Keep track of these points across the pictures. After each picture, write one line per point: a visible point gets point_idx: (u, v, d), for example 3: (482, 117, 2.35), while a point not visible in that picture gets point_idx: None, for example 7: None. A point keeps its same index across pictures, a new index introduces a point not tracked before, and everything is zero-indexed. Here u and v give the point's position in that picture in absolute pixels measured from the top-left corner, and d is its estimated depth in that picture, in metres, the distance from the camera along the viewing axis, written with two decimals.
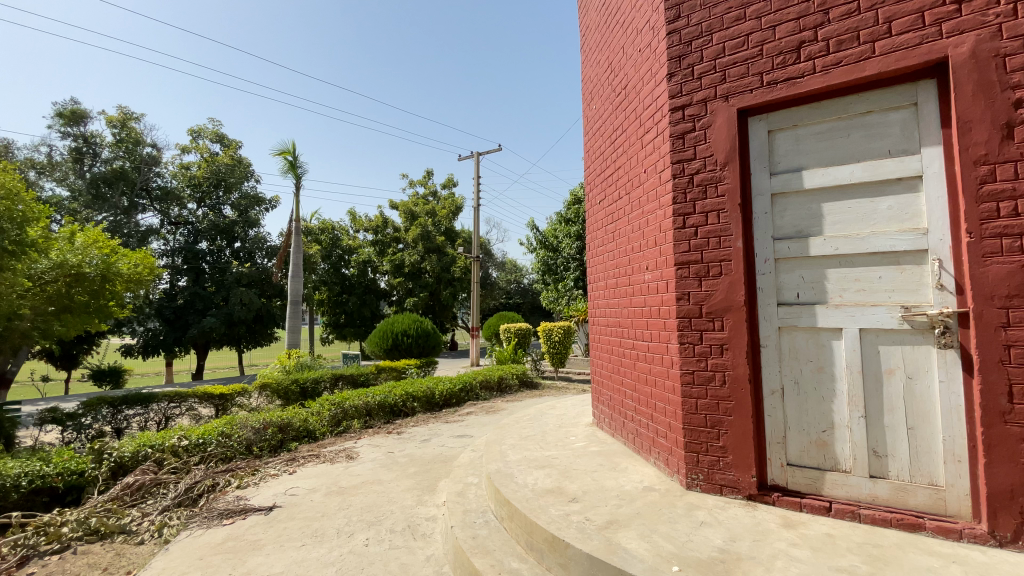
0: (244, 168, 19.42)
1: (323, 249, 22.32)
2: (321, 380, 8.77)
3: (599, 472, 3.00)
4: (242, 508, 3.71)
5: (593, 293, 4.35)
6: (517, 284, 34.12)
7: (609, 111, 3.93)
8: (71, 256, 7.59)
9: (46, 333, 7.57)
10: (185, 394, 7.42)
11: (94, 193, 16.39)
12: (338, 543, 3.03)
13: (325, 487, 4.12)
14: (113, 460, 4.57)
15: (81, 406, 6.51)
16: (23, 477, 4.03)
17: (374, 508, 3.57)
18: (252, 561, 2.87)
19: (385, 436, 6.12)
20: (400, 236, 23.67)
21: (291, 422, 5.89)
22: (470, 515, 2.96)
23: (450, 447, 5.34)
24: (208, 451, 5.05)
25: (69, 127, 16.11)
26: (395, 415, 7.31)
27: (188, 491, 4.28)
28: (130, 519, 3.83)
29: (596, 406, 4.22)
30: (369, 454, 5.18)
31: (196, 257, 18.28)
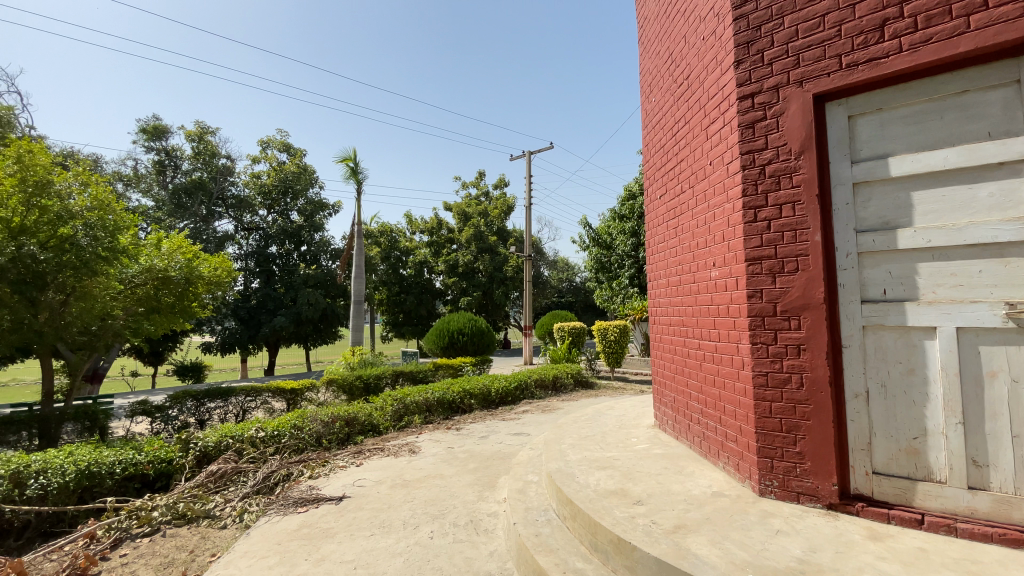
0: (309, 175, 20.52)
1: (382, 251, 23.20)
2: (383, 377, 9.12)
3: (664, 475, 2.92)
4: (314, 498, 3.91)
5: (654, 291, 4.25)
6: (569, 283, 34.01)
7: (670, 103, 3.82)
8: (158, 261, 8.23)
9: (137, 331, 8.35)
10: (260, 388, 7.95)
11: (176, 203, 17.76)
12: (405, 534, 3.13)
13: (390, 479, 4.27)
14: (198, 450, 4.94)
15: (169, 399, 7.07)
16: (118, 465, 4.43)
17: (437, 502, 3.67)
18: (325, 548, 3.02)
19: (445, 431, 6.27)
20: (454, 237, 24.18)
21: (357, 416, 6.16)
22: (532, 513, 2.98)
23: (508, 444, 5.39)
24: (282, 442, 5.35)
25: (152, 141, 17.58)
26: (453, 411, 7.48)
27: (265, 480, 4.56)
28: (214, 504, 4.12)
29: (659, 407, 4.11)
30: (431, 449, 5.32)
31: (268, 261, 19.72)
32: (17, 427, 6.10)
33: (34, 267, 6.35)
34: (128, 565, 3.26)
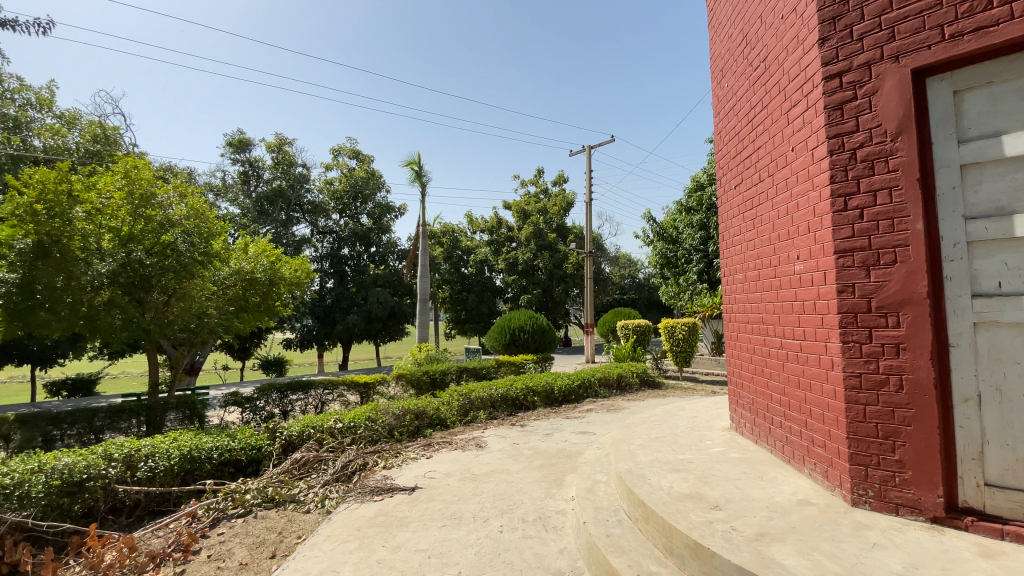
0: (376, 180, 21.51)
1: (445, 250, 23.88)
2: (448, 373, 9.38)
3: (743, 480, 2.79)
4: (389, 487, 4.09)
5: (729, 287, 4.06)
6: (631, 280, 33.35)
7: (745, 88, 3.63)
8: (245, 264, 8.95)
9: (229, 328, 9.13)
10: (336, 382, 8.47)
11: (259, 210, 19.11)
12: (475, 527, 3.20)
13: (459, 472, 4.38)
14: (284, 438, 5.31)
15: (257, 391, 7.66)
16: (215, 451, 4.88)
17: (506, 496, 3.72)
18: (401, 536, 3.15)
19: (510, 427, 6.34)
20: (514, 235, 24.38)
21: (425, 410, 6.38)
22: (602, 512, 2.94)
23: (573, 442, 5.37)
24: (358, 433, 5.65)
25: (237, 154, 19.08)
26: (517, 408, 7.56)
27: (343, 468, 4.83)
28: (298, 490, 4.42)
29: (735, 409, 3.93)
30: (497, 444, 5.41)
31: (341, 262, 20.84)
32: (128, 415, 6.84)
33: (140, 271, 7.11)
34: (226, 543, 3.57)
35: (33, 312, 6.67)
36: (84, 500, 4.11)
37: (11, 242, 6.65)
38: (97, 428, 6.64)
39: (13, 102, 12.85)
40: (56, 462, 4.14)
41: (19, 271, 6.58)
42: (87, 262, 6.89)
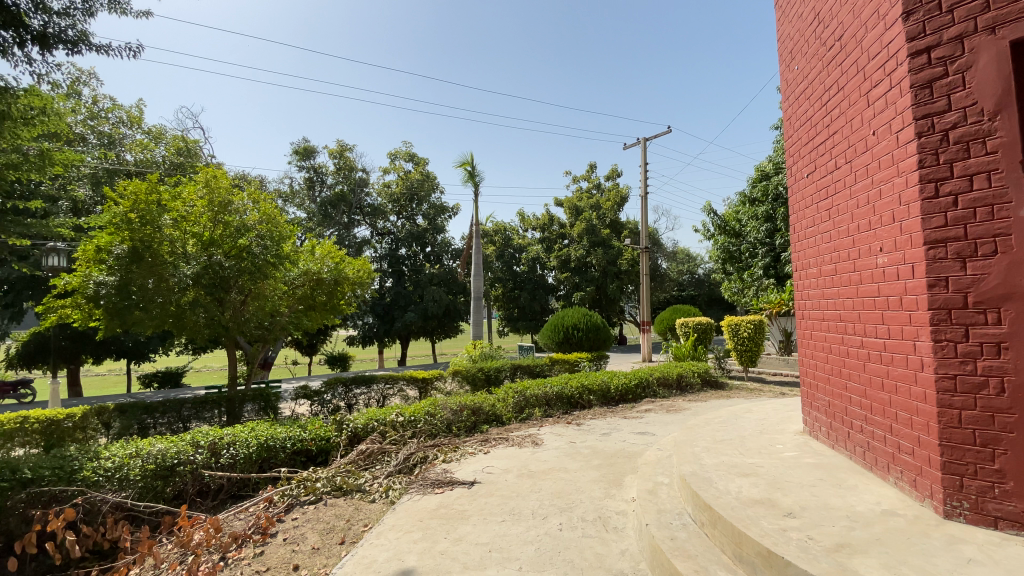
0: (431, 181, 22.07)
1: (497, 249, 24.20)
2: (503, 370, 9.47)
3: (819, 487, 2.63)
4: (449, 480, 4.19)
5: (802, 282, 3.83)
6: (690, 276, 32.34)
7: (818, 70, 3.42)
8: (311, 265, 9.47)
9: (298, 326, 9.68)
10: (396, 376, 8.79)
11: (324, 214, 20.08)
12: (534, 524, 3.22)
13: (516, 468, 4.43)
14: (350, 430, 5.57)
15: (324, 385, 8.09)
16: (289, 441, 5.20)
17: (564, 495, 3.71)
18: (462, 529, 3.22)
19: (566, 426, 6.32)
20: (566, 232, 24.21)
21: (482, 406, 6.48)
22: (665, 515, 2.87)
23: (632, 443, 5.27)
24: (418, 427, 5.83)
25: (303, 161, 20.16)
26: (573, 407, 7.51)
27: (405, 461, 5.00)
28: (364, 480, 4.62)
29: (809, 412, 3.72)
30: (553, 442, 5.40)
31: (398, 262, 21.51)
32: (211, 406, 7.44)
33: (220, 273, 7.68)
34: (299, 527, 3.80)
35: (130, 311, 7.37)
36: (175, 483, 4.50)
37: (111, 248, 7.41)
38: (185, 418, 7.29)
39: (108, 121, 14.20)
40: (151, 448, 4.58)
41: (117, 274, 7.28)
42: (174, 265, 7.58)
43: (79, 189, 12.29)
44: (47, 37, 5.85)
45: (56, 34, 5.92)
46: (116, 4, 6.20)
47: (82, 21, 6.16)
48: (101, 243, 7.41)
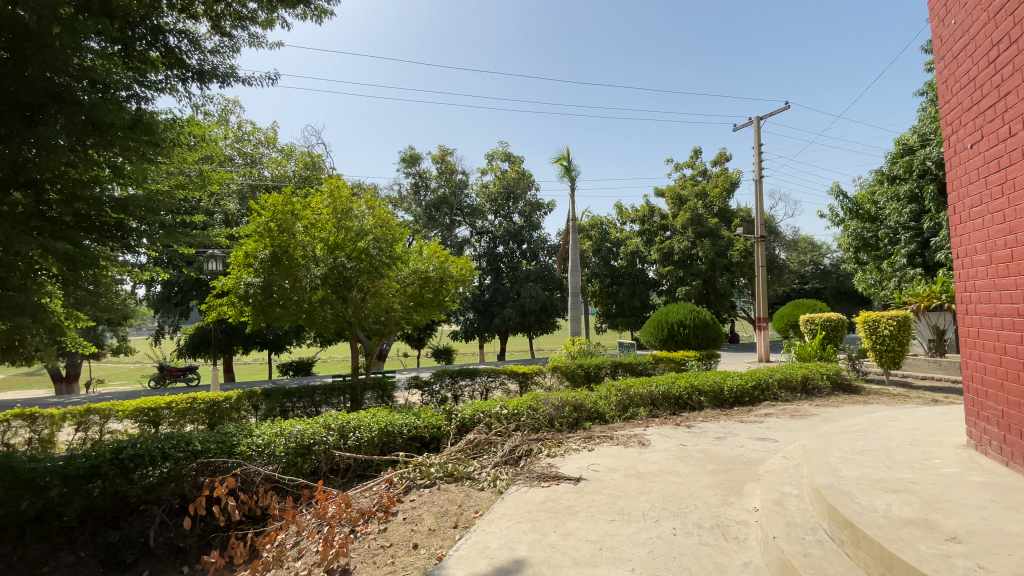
0: (527, 180, 22.41)
1: (594, 243, 23.93)
2: (603, 367, 9.34)
3: (990, 510, 2.24)
4: (555, 475, 4.22)
5: (966, 271, 3.27)
6: (813, 267, 29.40)
7: (983, 21, 2.89)
8: (419, 265, 10.10)
9: (409, 321, 10.36)
10: (498, 370, 9.09)
11: (428, 216, 21.29)
12: (646, 526, 3.13)
13: (623, 468, 4.33)
14: (458, 420, 5.86)
15: (433, 376, 8.65)
16: (405, 428, 5.60)
17: (676, 499, 3.57)
18: (570, 524, 3.23)
19: (674, 427, 6.06)
20: (668, 223, 23.21)
21: (584, 402, 6.45)
22: (795, 529, 2.64)
23: (750, 449, 4.91)
24: (522, 420, 5.96)
25: (409, 168, 21.52)
26: (681, 407, 7.18)
27: (511, 453, 5.13)
28: (473, 468, 4.82)
29: (975, 423, 3.19)
30: (662, 444, 5.20)
31: (496, 260, 22.06)
32: (338, 393, 8.24)
33: (344, 274, 8.55)
34: (417, 509, 4.08)
35: (272, 308, 8.41)
36: (311, 460, 5.06)
37: (255, 254, 8.52)
38: (317, 402, 8.13)
39: (250, 142, 16.29)
40: (292, 429, 5.20)
41: (262, 276, 8.35)
42: (306, 266, 8.54)
43: (229, 204, 14.27)
44: (204, 73, 6.86)
45: (211, 70, 6.94)
46: (255, 38, 7.10)
47: (229, 57, 7.14)
48: (248, 249, 8.51)
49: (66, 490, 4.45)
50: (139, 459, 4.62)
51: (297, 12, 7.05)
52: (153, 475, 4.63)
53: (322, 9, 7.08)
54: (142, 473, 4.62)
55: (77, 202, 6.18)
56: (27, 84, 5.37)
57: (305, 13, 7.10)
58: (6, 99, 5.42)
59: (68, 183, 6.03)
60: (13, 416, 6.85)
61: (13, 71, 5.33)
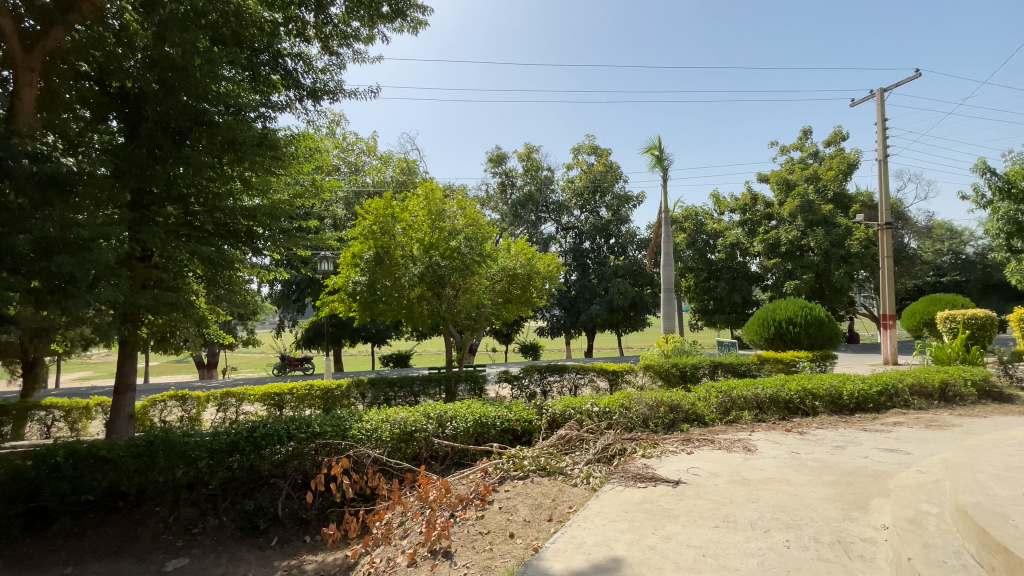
0: (615, 172, 22.00)
1: (689, 236, 22.87)
2: (700, 367, 8.89)
3: None
4: (652, 477, 4.11)
5: None
6: (952, 257, 25.61)
7: None
8: (508, 262, 10.29)
9: (499, 317, 10.61)
10: (587, 367, 9.05)
11: (514, 214, 21.58)
12: (755, 535, 2.95)
13: (727, 474, 4.11)
14: (549, 415, 5.92)
15: (522, 371, 8.83)
16: (498, 421, 5.78)
17: (790, 510, 3.31)
18: (671, 527, 3.13)
19: (784, 433, 5.61)
20: (772, 212, 21.53)
21: (681, 403, 6.19)
22: (934, 550, 2.35)
23: (876, 460, 4.42)
24: (614, 418, 5.86)
25: (496, 167, 22.00)
26: (791, 412, 6.64)
27: (604, 451, 5.07)
28: (566, 464, 4.82)
29: None
30: (770, 450, 4.85)
31: (583, 256, 21.84)
32: (434, 384, 8.66)
33: (438, 272, 9.06)
34: (512, 499, 4.18)
35: (376, 304, 9.06)
36: (413, 446, 5.40)
37: (361, 254, 9.22)
38: (416, 393, 8.60)
39: (354, 152, 17.65)
40: (395, 417, 5.59)
41: (367, 275, 9.04)
42: (405, 264, 9.10)
43: (338, 209, 15.57)
44: (316, 91, 7.53)
45: (322, 87, 7.59)
46: (359, 55, 7.67)
47: (337, 74, 7.79)
48: (355, 250, 9.21)
49: (212, 462, 5.11)
50: (269, 438, 5.24)
51: (395, 26, 7.50)
52: (281, 452, 5.23)
53: (417, 19, 7.46)
54: (272, 450, 5.23)
55: (216, 212, 7.20)
56: (175, 112, 6.26)
57: (402, 25, 7.50)
58: (159, 126, 6.39)
59: (207, 195, 7.07)
60: (168, 397, 8.06)
61: (164, 100, 6.21)
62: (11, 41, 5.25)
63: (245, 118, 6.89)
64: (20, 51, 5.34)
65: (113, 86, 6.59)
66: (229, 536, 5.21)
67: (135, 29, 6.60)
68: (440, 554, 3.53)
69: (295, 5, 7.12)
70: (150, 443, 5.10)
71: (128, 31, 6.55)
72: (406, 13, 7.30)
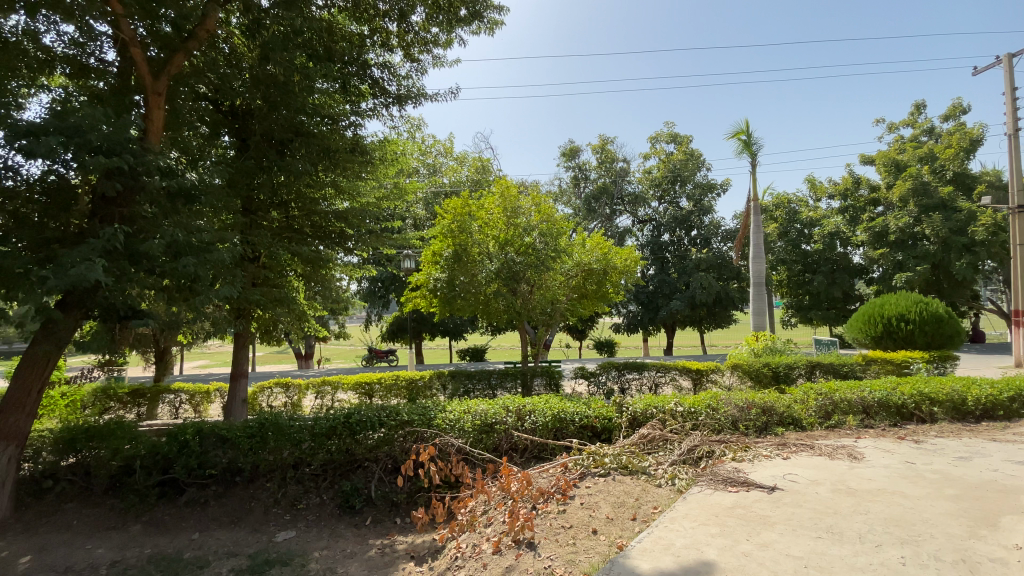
0: (696, 160, 21.07)
1: (780, 226, 21.42)
2: (795, 367, 8.30)
3: None
4: (745, 481, 3.91)
5: None
6: None
7: None
8: (583, 257, 10.16)
9: (574, 312, 10.57)
10: (669, 366, 8.83)
11: (588, 208, 21.27)
12: (864, 549, 2.73)
13: (829, 482, 3.82)
14: (630, 413, 5.82)
15: (600, 367, 8.75)
16: (578, 417, 5.77)
17: (905, 524, 3.02)
18: (767, 535, 2.97)
19: (896, 441, 5.09)
20: (879, 197, 19.69)
21: (775, 406, 5.81)
22: None
23: (1011, 474, 3.89)
24: (700, 419, 5.63)
25: (570, 161, 21.85)
26: (903, 419, 6.00)
27: (690, 452, 4.88)
28: (648, 464, 4.72)
29: None
30: (881, 459, 4.43)
31: (662, 249, 21.07)
32: (511, 379, 8.80)
33: (514, 268, 9.18)
34: (594, 496, 4.16)
35: (455, 299, 9.37)
36: (493, 438, 5.54)
37: (441, 252, 9.55)
38: (493, 386, 8.81)
39: (432, 154, 18.34)
40: (477, 409, 5.77)
41: (446, 272, 9.36)
42: (482, 261, 9.33)
43: (419, 209, 16.24)
44: (402, 97, 7.91)
45: (406, 93, 7.94)
46: (439, 60, 7.94)
47: (418, 79, 8.12)
48: (435, 249, 9.57)
49: (313, 444, 5.58)
50: (363, 424, 5.64)
51: (472, 28, 7.65)
52: (373, 437, 5.60)
53: (493, 19, 7.58)
54: (366, 435, 5.62)
55: (313, 215, 7.83)
56: (279, 124, 7.03)
57: (479, 27, 7.65)
58: (265, 138, 7.21)
59: (304, 200, 7.74)
60: (274, 384, 8.88)
61: (269, 114, 6.98)
62: (141, 67, 5.81)
63: (338, 127, 7.45)
64: (149, 76, 5.92)
65: (225, 105, 7.45)
66: (329, 514, 5.66)
67: (242, 51, 7.29)
68: (524, 544, 3.60)
69: (380, 16, 7.50)
70: (261, 425, 5.71)
71: (236, 53, 7.27)
72: (482, 14, 7.43)
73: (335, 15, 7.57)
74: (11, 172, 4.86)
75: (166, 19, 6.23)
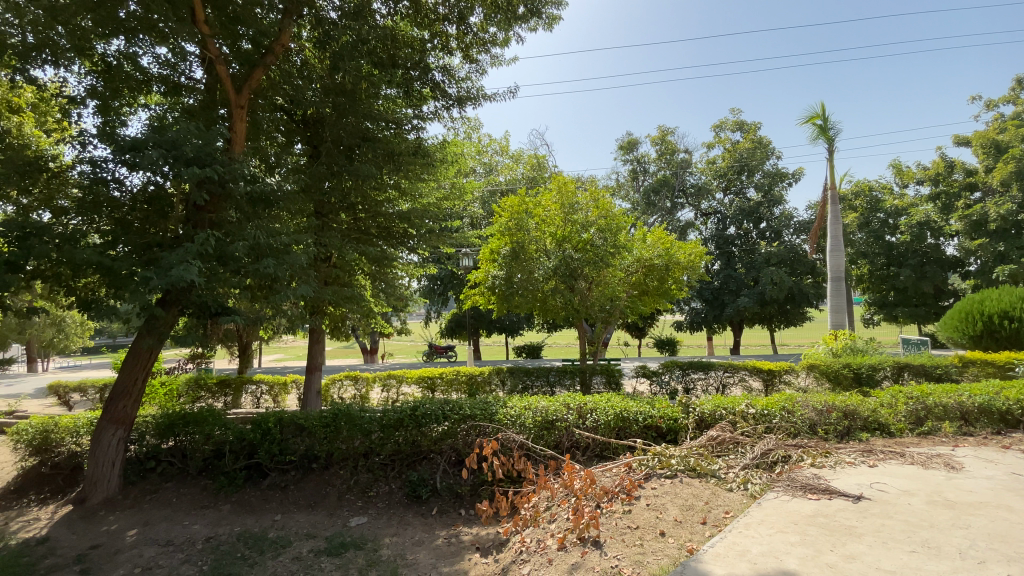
0: (764, 148, 19.98)
1: (860, 216, 20.03)
2: (880, 368, 7.72)
3: None
4: (826, 489, 3.70)
5: None
6: None
7: None
8: (644, 253, 9.96)
9: (634, 309, 10.37)
10: (738, 365, 8.49)
11: (648, 202, 20.76)
12: (965, 567, 2.52)
13: (923, 493, 3.53)
14: (697, 414, 5.64)
15: (662, 366, 8.56)
16: (641, 417, 5.67)
17: (1014, 540, 2.76)
18: (853, 546, 2.81)
19: (1000, 450, 4.63)
20: (977, 181, 17.78)
21: (859, 410, 5.43)
22: None
23: None
24: (774, 422, 5.36)
25: (627, 154, 21.41)
26: (1010, 426, 5.45)
27: (764, 456, 4.66)
28: (718, 466, 4.56)
29: None
30: (985, 470, 4.04)
31: (727, 243, 20.21)
32: (570, 376, 8.77)
33: (572, 264, 9.14)
34: (661, 497, 4.09)
35: (513, 296, 9.35)
36: (554, 435, 5.56)
37: (499, 250, 9.55)
38: (553, 383, 8.84)
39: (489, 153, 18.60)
40: (538, 406, 5.83)
41: (504, 269, 9.30)
42: (539, 257, 9.35)
43: (477, 208, 16.52)
44: (462, 99, 8.06)
45: (466, 94, 8.10)
46: (496, 59, 8.03)
47: (477, 80, 8.25)
48: (493, 246, 9.64)
49: (381, 435, 5.85)
50: (428, 417, 5.85)
51: (530, 26, 7.68)
52: (438, 430, 5.80)
53: (552, 15, 7.56)
54: (431, 428, 5.83)
55: (378, 216, 8.17)
56: (348, 131, 7.38)
57: (537, 24, 7.67)
58: (335, 144, 7.57)
59: (369, 203, 8.08)
60: (343, 377, 9.36)
61: (338, 121, 7.34)
62: (226, 83, 6.27)
63: (401, 131, 7.79)
64: (232, 90, 6.39)
65: (298, 114, 7.91)
66: (398, 502, 5.90)
67: (313, 63, 7.73)
68: (589, 542, 3.60)
69: (439, 20, 7.65)
70: (335, 416, 6.06)
71: (307, 64, 7.69)
72: (540, 11, 7.45)
73: (398, 22, 7.83)
74: (117, 183, 5.41)
75: (246, 36, 6.71)
